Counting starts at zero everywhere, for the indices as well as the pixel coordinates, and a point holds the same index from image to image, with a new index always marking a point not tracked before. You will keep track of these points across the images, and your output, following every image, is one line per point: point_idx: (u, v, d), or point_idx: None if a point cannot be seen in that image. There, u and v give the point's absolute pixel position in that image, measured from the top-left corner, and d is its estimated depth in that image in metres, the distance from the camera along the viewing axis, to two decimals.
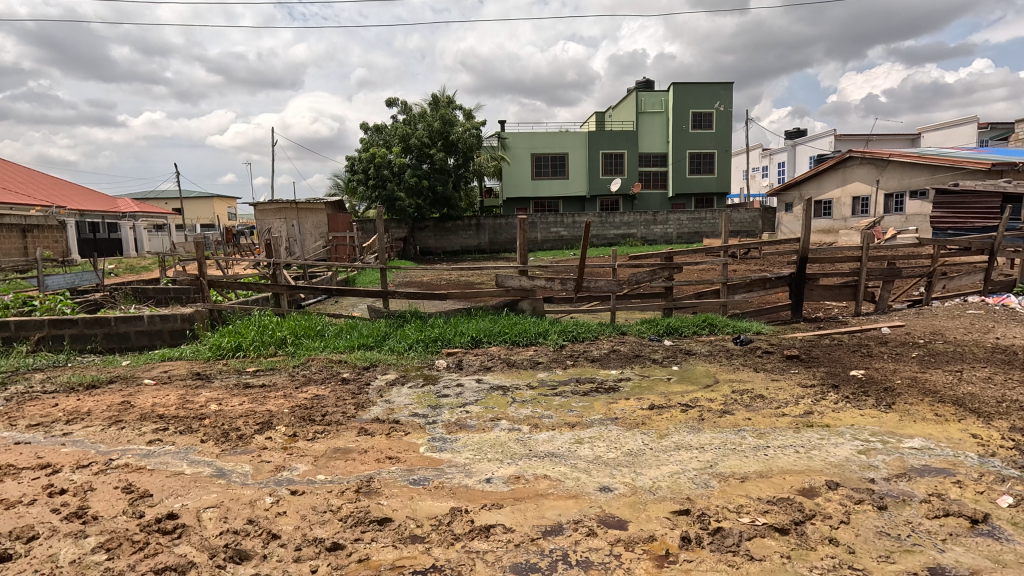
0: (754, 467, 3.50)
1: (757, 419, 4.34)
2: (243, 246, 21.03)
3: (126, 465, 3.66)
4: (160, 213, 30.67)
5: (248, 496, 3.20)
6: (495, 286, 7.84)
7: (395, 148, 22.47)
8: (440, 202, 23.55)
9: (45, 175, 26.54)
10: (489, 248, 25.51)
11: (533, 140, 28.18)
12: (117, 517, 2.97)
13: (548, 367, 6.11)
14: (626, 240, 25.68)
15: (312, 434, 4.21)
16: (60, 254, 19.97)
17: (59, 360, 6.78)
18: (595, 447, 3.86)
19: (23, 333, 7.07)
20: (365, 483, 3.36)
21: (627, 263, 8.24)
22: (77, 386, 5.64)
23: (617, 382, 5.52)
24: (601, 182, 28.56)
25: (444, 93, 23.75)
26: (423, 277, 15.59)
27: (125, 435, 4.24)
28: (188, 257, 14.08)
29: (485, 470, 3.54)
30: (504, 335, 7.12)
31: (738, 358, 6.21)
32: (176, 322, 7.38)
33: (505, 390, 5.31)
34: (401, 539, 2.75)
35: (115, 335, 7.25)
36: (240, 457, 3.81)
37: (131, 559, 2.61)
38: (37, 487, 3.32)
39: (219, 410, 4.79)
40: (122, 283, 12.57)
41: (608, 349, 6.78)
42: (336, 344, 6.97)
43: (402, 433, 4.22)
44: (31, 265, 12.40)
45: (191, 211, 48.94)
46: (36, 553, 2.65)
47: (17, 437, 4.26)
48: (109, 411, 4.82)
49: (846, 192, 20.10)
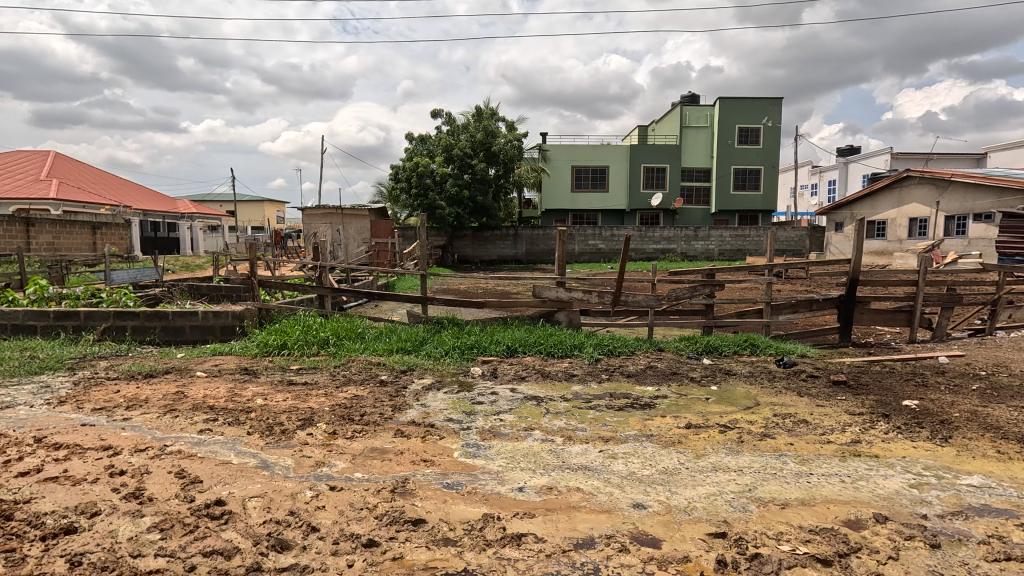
0: (796, 494, 3.37)
1: (800, 445, 4.20)
2: (289, 248, 21.91)
3: (179, 452, 3.86)
4: (215, 216, 32.36)
5: (290, 489, 3.34)
6: (530, 297, 7.91)
7: (438, 158, 22.86)
8: (479, 212, 23.90)
9: (114, 178, 28.47)
10: (526, 259, 25.74)
11: (574, 152, 28.15)
12: (170, 500, 3.15)
13: (583, 380, 6.08)
14: (665, 256, 25.26)
15: (351, 433, 4.34)
16: (125, 250, 21.35)
17: (121, 349, 7.23)
18: (629, 463, 3.81)
19: (91, 323, 7.57)
20: (400, 483, 3.43)
21: (668, 279, 8.05)
22: (136, 374, 6.02)
23: (653, 399, 5.42)
24: (642, 196, 28.27)
25: (487, 105, 24.17)
26: (460, 284, 15.75)
27: (178, 423, 4.49)
28: (240, 257, 14.74)
29: (517, 479, 3.55)
30: (539, 345, 7.13)
31: (781, 382, 5.99)
32: (227, 318, 7.73)
33: (539, 401, 5.31)
34: (435, 541, 2.79)
35: (171, 329, 7.66)
36: (283, 450, 3.97)
37: (182, 541, 2.75)
38: (100, 467, 3.56)
39: (265, 405, 5.00)
40: (178, 280, 13.29)
41: (644, 365, 6.68)
42: (376, 347, 7.16)
43: (437, 437, 4.28)
44: (98, 259, 13.25)
45: (243, 215, 51.44)
46: (98, 528, 2.84)
47: (83, 419, 4.58)
48: (164, 399, 5.11)
49: (901, 213, 19.20)
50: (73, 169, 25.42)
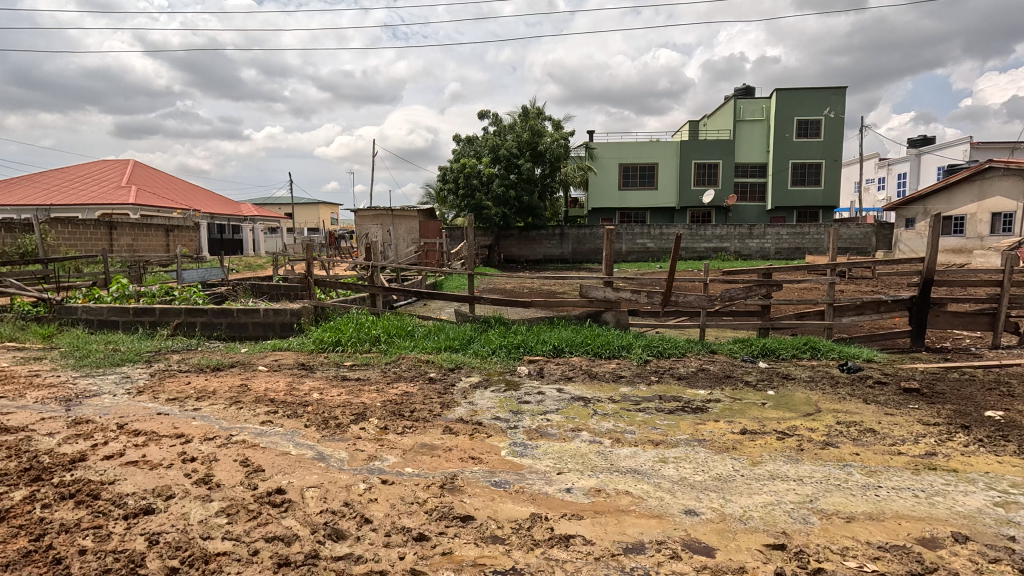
0: (863, 508, 3.18)
1: (867, 455, 3.94)
2: (342, 249, 22.75)
3: (243, 442, 4.09)
4: (274, 218, 34.05)
5: (344, 481, 3.46)
6: (577, 296, 7.84)
7: (484, 158, 23.06)
8: (526, 211, 23.94)
9: (185, 184, 30.48)
10: (572, 258, 25.57)
11: (622, 149, 27.67)
12: (235, 487, 3.34)
13: (631, 382, 5.96)
14: (717, 254, 24.43)
15: (401, 428, 4.45)
16: (194, 251, 22.82)
17: (191, 344, 7.73)
18: (680, 468, 3.71)
19: (165, 319, 8.14)
20: (449, 480, 3.49)
21: (721, 279, 7.77)
22: (205, 367, 6.42)
23: (705, 403, 5.25)
24: (692, 193, 27.44)
25: (533, 105, 24.16)
26: (507, 284, 15.83)
27: (242, 414, 4.76)
28: (297, 257, 15.44)
29: (565, 479, 3.54)
30: (586, 346, 7.06)
31: (844, 388, 5.65)
32: (286, 315, 8.12)
33: (586, 401, 5.26)
34: (483, 538, 2.82)
35: (236, 325, 8.12)
36: (338, 443, 4.12)
37: (247, 526, 2.91)
38: (174, 453, 3.82)
39: (321, 399, 5.22)
40: (242, 279, 14.07)
41: (696, 367, 6.49)
42: (425, 344, 7.31)
43: (485, 435, 4.32)
44: (172, 260, 14.22)
45: (300, 217, 53.84)
46: (172, 510, 3.05)
47: (158, 408, 4.93)
48: (229, 391, 5.43)
49: (983, 208, 17.76)
50: (149, 176, 27.41)
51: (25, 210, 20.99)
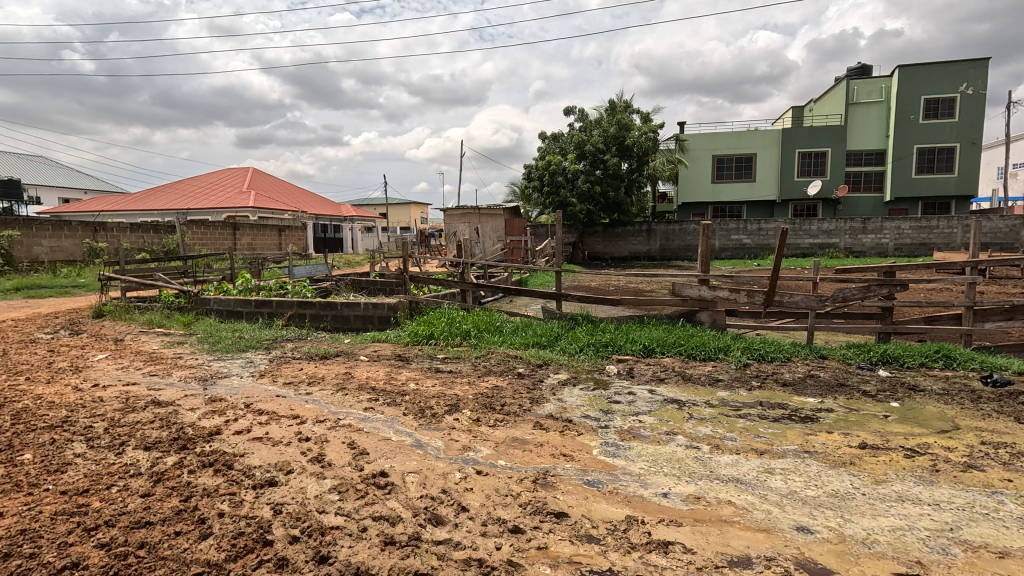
0: (1020, 543, 2.74)
1: (1023, 483, 3.40)
2: (432, 247, 23.73)
3: (350, 426, 4.40)
4: (371, 218, 36.29)
5: (442, 469, 3.60)
6: (669, 295, 7.53)
7: (570, 155, 22.89)
8: (611, 207, 23.44)
9: (295, 188, 33.41)
10: (660, 255, 24.66)
11: (716, 140, 26.16)
12: (344, 467, 3.60)
13: (729, 386, 5.62)
14: (824, 251, 22.37)
15: (493, 421, 4.55)
16: (302, 249, 24.94)
17: (302, 333, 8.47)
18: (789, 481, 3.44)
19: (281, 311, 8.98)
20: (542, 475, 3.50)
21: (833, 277, 7.09)
22: (314, 355, 6.99)
23: (815, 413, 4.82)
24: (796, 185, 25.30)
25: (621, 98, 23.57)
26: (592, 281, 15.62)
27: (348, 400, 5.12)
28: (392, 255, 16.33)
29: (661, 483, 3.41)
30: (679, 347, 6.77)
31: (989, 404, 4.92)
32: (384, 309, 8.61)
33: (680, 404, 5.05)
34: (578, 537, 2.80)
35: (339, 317, 8.76)
36: (434, 432, 4.30)
37: (356, 504, 3.12)
38: (291, 433, 4.20)
39: (417, 389, 5.48)
40: (344, 275, 15.15)
41: (803, 373, 5.97)
42: (513, 340, 7.41)
43: (576, 433, 4.29)
44: (285, 257, 15.65)
45: (393, 217, 56.91)
46: (292, 484, 3.35)
47: (277, 391, 5.45)
48: (336, 378, 5.88)
49: None
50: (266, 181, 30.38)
51: (168, 214, 24.16)
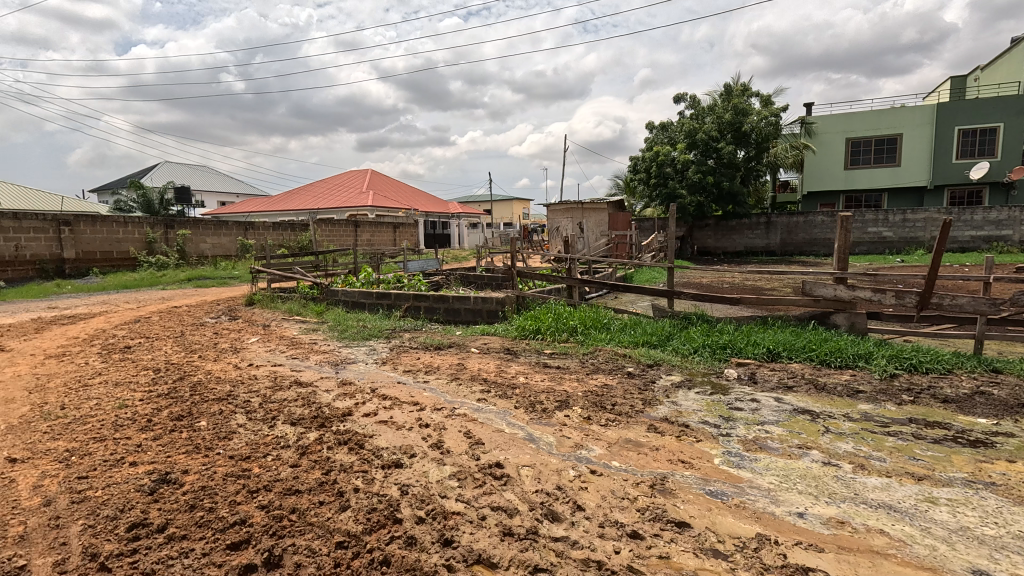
0: None
1: None
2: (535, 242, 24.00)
3: (465, 415, 4.58)
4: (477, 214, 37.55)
5: (555, 465, 3.60)
6: (799, 294, 6.85)
7: (680, 144, 21.77)
8: (725, 198, 21.92)
9: (408, 187, 35.60)
10: (781, 250, 22.62)
11: (851, 121, 23.29)
12: (462, 455, 3.75)
13: (873, 399, 4.97)
14: (991, 245, 19.02)
15: (605, 421, 4.47)
16: (414, 245, 26.51)
17: (417, 324, 9.00)
18: (959, 515, 2.95)
19: (398, 303, 9.62)
20: (659, 480, 3.37)
21: (1011, 277, 5.97)
22: (429, 345, 7.40)
23: (989, 436, 4.09)
24: (954, 168, 21.74)
25: (738, 81, 21.89)
26: (703, 278, 14.76)
27: (462, 390, 5.35)
28: (497, 250, 16.78)
29: (795, 502, 3.11)
30: (810, 352, 6.13)
31: None
32: (492, 303, 8.85)
33: (814, 416, 4.57)
34: (703, 550, 2.64)
35: (451, 310, 9.18)
36: (546, 428, 4.33)
37: (474, 492, 3.23)
38: (412, 418, 4.47)
39: (526, 383, 5.56)
40: (453, 269, 15.85)
41: (970, 389, 5.11)
42: (621, 338, 7.23)
43: (694, 439, 4.07)
44: (400, 252, 16.76)
45: (497, 213, 58.39)
46: (416, 467, 3.56)
47: (398, 378, 5.85)
48: (450, 368, 6.17)
49: None
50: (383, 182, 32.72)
51: (303, 214, 27.00)
